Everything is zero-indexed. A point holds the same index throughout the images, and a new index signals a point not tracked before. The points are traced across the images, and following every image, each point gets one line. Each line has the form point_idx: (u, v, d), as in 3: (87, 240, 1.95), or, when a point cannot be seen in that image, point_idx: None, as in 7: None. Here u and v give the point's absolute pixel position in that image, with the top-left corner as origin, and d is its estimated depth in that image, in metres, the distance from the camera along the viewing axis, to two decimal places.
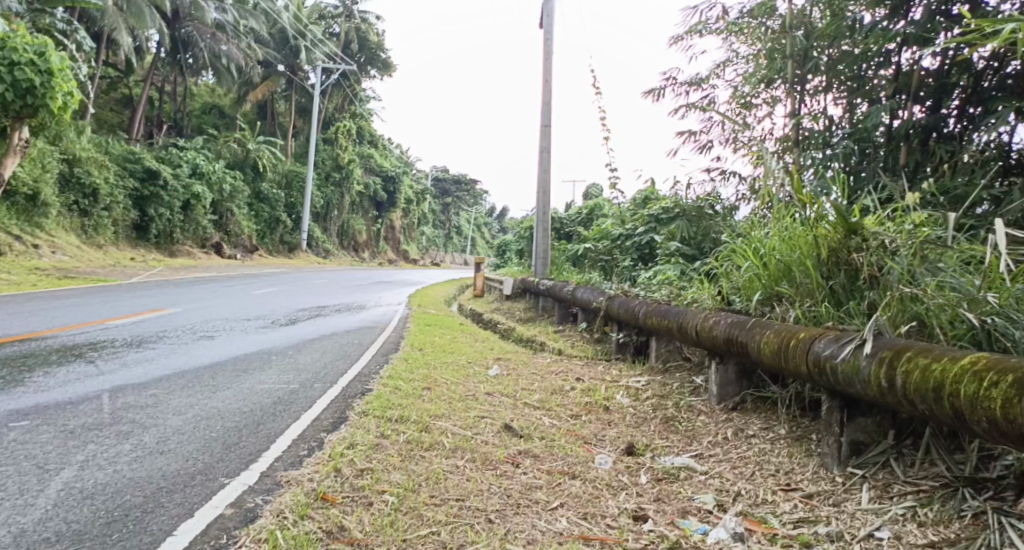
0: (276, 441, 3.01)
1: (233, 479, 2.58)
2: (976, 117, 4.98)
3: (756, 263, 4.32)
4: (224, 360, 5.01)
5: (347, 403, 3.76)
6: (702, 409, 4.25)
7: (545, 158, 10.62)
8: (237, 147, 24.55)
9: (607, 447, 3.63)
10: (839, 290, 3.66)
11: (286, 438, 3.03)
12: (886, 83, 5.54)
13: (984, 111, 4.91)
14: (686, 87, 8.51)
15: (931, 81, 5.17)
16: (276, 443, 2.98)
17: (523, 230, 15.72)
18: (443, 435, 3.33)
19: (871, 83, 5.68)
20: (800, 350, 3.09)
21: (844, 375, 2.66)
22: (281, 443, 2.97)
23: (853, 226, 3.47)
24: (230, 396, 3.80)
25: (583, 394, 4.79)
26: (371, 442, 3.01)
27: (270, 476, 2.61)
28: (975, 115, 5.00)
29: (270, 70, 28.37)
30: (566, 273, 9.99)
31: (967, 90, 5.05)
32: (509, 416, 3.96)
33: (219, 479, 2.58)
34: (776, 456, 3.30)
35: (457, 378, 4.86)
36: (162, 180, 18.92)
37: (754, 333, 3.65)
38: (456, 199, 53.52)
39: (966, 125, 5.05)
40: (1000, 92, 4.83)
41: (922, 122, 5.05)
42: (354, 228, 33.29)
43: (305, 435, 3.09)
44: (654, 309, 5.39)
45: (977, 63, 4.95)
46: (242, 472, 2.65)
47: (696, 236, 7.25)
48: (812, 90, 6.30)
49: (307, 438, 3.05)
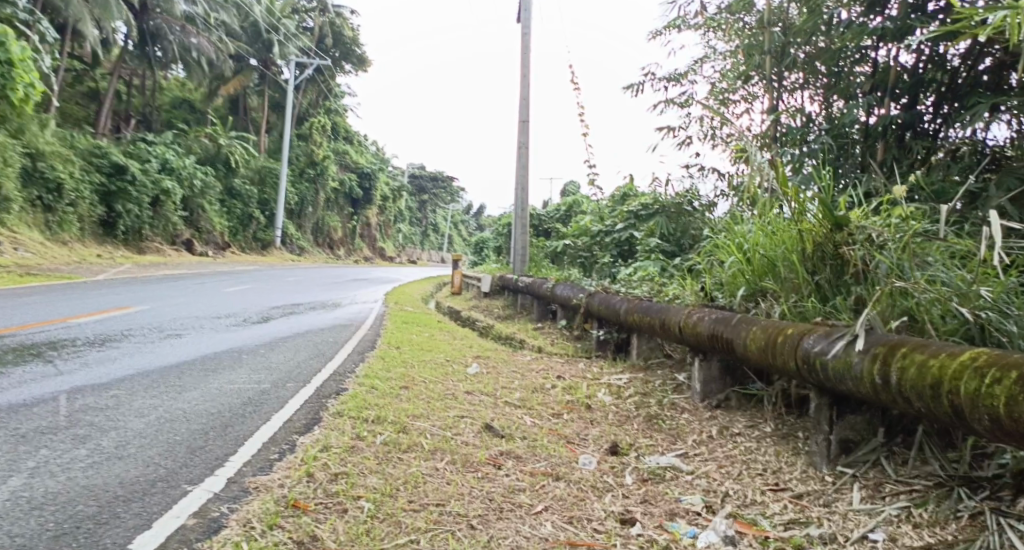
0: (245, 445, 2.86)
1: (196, 487, 2.43)
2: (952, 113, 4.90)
3: (740, 258, 4.26)
4: (192, 359, 4.82)
5: (321, 404, 3.62)
6: (686, 406, 4.18)
7: (522, 154, 10.52)
8: (208, 142, 24.09)
9: (591, 447, 3.54)
10: (825, 285, 3.61)
11: (255, 442, 2.89)
12: (864, 79, 5.51)
13: (960, 107, 4.87)
14: (664, 83, 8.46)
15: (907, 77, 5.12)
16: (245, 446, 2.84)
17: (500, 227, 15.61)
18: (421, 436, 3.21)
19: (849, 80, 5.65)
20: (789, 346, 3.02)
21: (836, 372, 2.59)
22: (251, 446, 2.83)
23: (840, 221, 3.42)
24: (196, 397, 3.64)
25: (564, 392, 4.70)
26: (347, 444, 2.88)
27: (237, 482, 2.47)
28: (952, 111, 4.92)
29: (242, 63, 27.93)
30: (545, 270, 9.91)
31: (943, 87, 4.99)
32: (490, 416, 3.85)
33: (181, 487, 2.44)
34: (763, 455, 3.23)
35: (435, 376, 4.74)
36: (130, 175, 18.49)
37: (739, 330, 3.58)
38: (433, 197, 53.27)
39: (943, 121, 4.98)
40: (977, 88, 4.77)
41: (899, 119, 5.00)
42: (329, 225, 32.91)
43: (276, 438, 2.95)
44: (635, 306, 5.31)
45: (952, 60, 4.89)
46: (207, 478, 2.50)
47: (675, 232, 7.21)
48: (791, 86, 6.28)
49: (278, 441, 2.91)
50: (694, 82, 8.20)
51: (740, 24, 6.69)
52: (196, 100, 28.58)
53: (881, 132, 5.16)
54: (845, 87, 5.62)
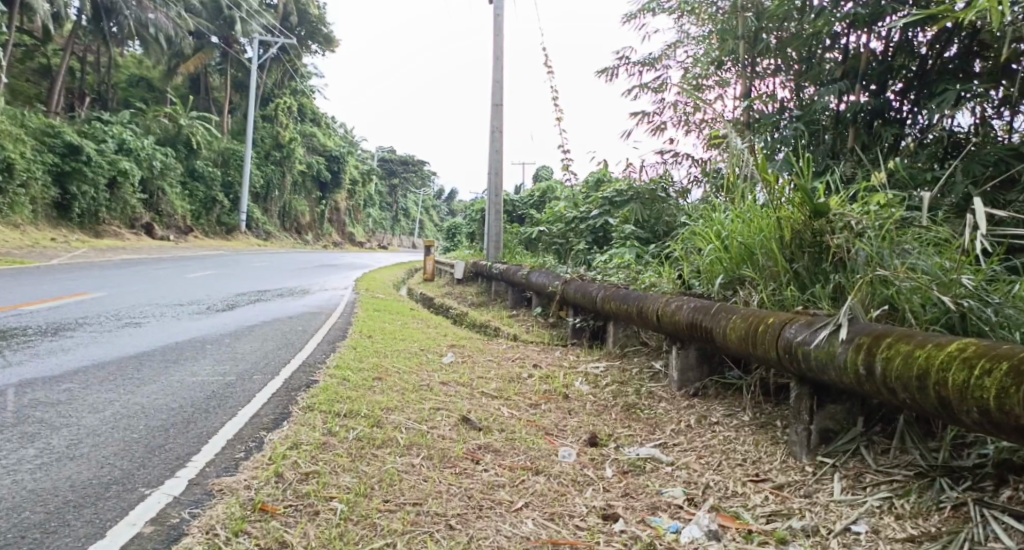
0: (208, 442, 2.74)
1: (155, 490, 2.31)
2: (920, 99, 4.94)
3: (719, 246, 4.23)
4: (153, 350, 4.65)
5: (291, 397, 3.51)
6: (663, 395, 4.15)
7: (494, 138, 10.39)
8: (168, 122, 23.46)
9: (569, 438, 3.49)
10: (804, 273, 3.58)
11: (220, 439, 2.77)
12: (836, 66, 5.51)
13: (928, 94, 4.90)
14: (638, 67, 8.39)
15: (877, 64, 5.12)
16: (209, 444, 2.72)
17: (473, 213, 15.45)
18: (396, 431, 3.13)
19: (822, 66, 5.62)
20: (770, 335, 2.97)
21: (819, 362, 2.55)
22: (215, 444, 2.71)
23: (820, 209, 3.38)
24: (157, 391, 3.49)
25: (541, 381, 4.65)
26: (319, 441, 2.78)
27: (200, 485, 2.35)
28: (920, 97, 4.96)
29: (203, 42, 27.21)
30: (519, 257, 9.83)
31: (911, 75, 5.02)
32: (467, 408, 3.77)
33: (139, 490, 2.32)
34: (742, 445, 3.19)
35: (410, 367, 4.64)
36: (85, 156, 17.94)
37: (719, 319, 3.54)
38: (404, 182, 52.71)
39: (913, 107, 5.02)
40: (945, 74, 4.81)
41: (870, 105, 5.00)
42: (297, 210, 32.40)
43: (243, 435, 2.84)
44: (612, 294, 5.26)
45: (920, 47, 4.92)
46: (167, 480, 2.39)
47: (650, 219, 7.20)
48: (765, 72, 6.25)
49: (245, 438, 2.80)
50: (669, 67, 8.14)
51: (713, 9, 6.63)
52: (156, 79, 27.80)
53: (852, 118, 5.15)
54: (818, 73, 5.59)
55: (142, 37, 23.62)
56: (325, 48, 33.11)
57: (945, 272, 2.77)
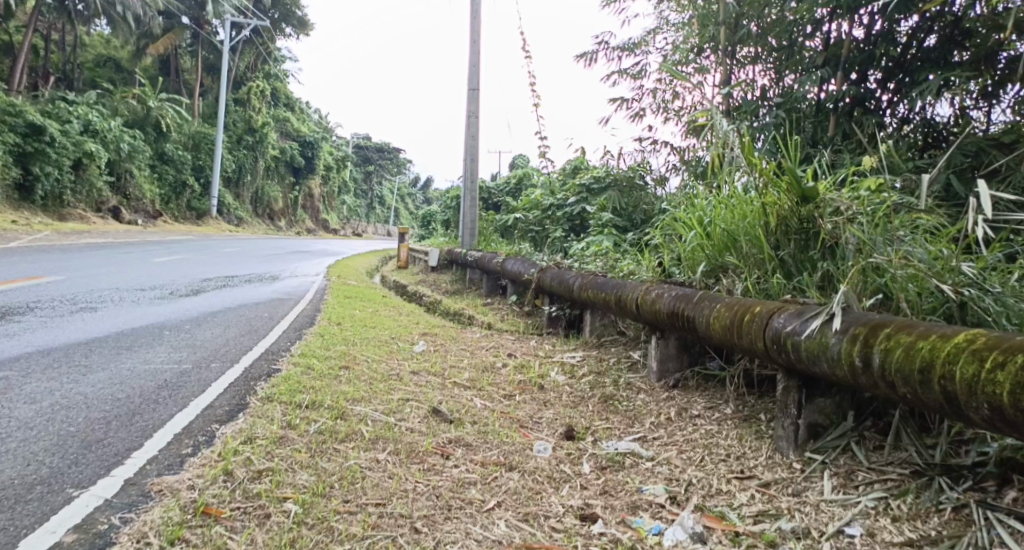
0: (152, 436, 2.53)
1: (84, 491, 2.10)
2: (903, 87, 4.84)
3: (701, 233, 4.08)
4: (104, 336, 4.39)
5: (249, 387, 3.29)
6: (642, 386, 4.00)
7: (471, 124, 10.16)
8: (136, 104, 22.77)
9: (545, 431, 3.32)
10: (789, 261, 3.45)
11: (166, 433, 2.56)
12: (817, 53, 5.41)
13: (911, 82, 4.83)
14: (618, 53, 8.20)
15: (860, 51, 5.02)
16: (152, 439, 2.50)
17: (449, 200, 15.20)
18: (362, 423, 2.93)
19: (801, 55, 5.58)
20: (757, 324, 2.83)
21: (810, 353, 2.41)
22: (160, 439, 2.49)
23: (808, 194, 3.24)
24: (102, 379, 3.25)
25: (516, 370, 4.48)
26: (275, 434, 2.57)
27: (136, 485, 2.14)
28: (903, 84, 4.86)
29: (172, 21, 26.49)
30: (494, 245, 9.63)
31: (891, 63, 4.95)
32: (438, 399, 3.58)
33: (65, 491, 2.10)
34: (725, 439, 3.05)
35: (380, 355, 4.44)
36: (48, 137, 17.33)
37: (702, 308, 3.39)
38: (379, 169, 52.04)
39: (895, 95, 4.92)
40: (927, 62, 4.75)
41: (854, 93, 4.89)
42: (270, 195, 31.83)
43: (191, 428, 2.62)
44: (589, 282, 5.10)
45: (901, 35, 4.86)
46: (99, 480, 2.17)
47: (627, 207, 7.10)
48: (745, 60, 6.08)
49: (193, 432, 2.58)
50: (648, 53, 7.96)
51: None
52: (123, 59, 26.99)
53: (834, 105, 5.04)
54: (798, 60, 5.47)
55: (108, 14, 22.88)
56: (299, 31, 32.42)
57: (940, 261, 2.65)
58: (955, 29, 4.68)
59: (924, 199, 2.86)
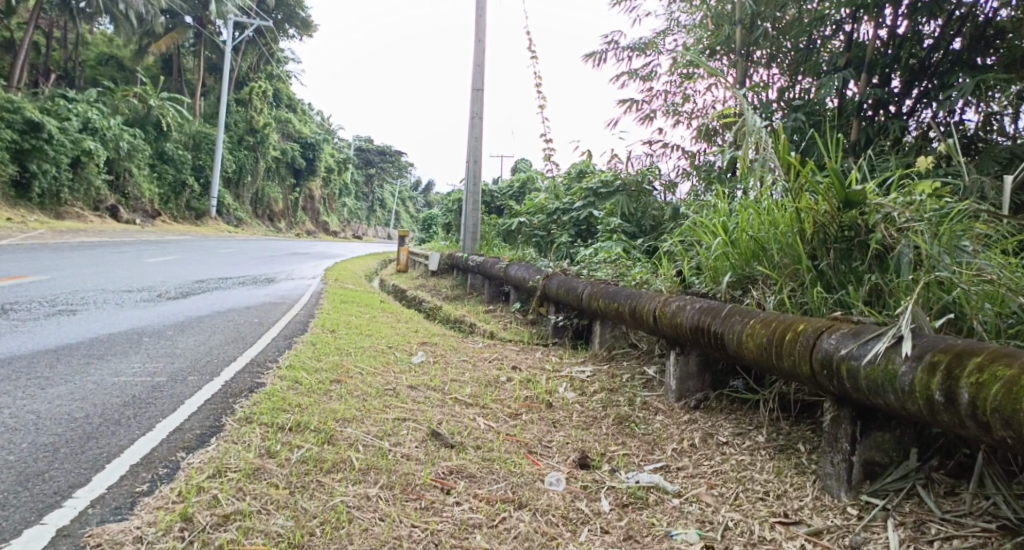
0: (104, 470, 2.21)
1: (5, 546, 1.79)
2: (932, 91, 4.70)
3: (726, 239, 3.76)
4: (77, 343, 4.04)
5: (228, 404, 2.96)
6: (660, 406, 3.66)
7: (474, 125, 9.83)
8: (138, 103, 22.44)
9: (555, 458, 2.98)
10: (829, 273, 3.11)
11: (121, 465, 2.23)
12: (839, 55, 5.24)
13: (940, 85, 4.72)
14: (628, 54, 7.89)
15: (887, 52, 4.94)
16: (103, 473, 2.17)
17: (450, 203, 14.83)
18: (352, 449, 2.60)
19: (819, 56, 5.45)
20: (801, 344, 2.49)
21: (872, 383, 2.08)
22: (114, 473, 2.17)
23: (852, 198, 2.93)
24: (62, 395, 2.92)
25: (522, 385, 4.13)
26: (249, 464, 2.24)
27: (70, 537, 1.83)
28: (931, 88, 4.73)
29: (175, 20, 26.23)
30: (496, 249, 9.28)
31: (916, 67, 4.87)
32: (437, 418, 3.24)
33: None
34: (761, 473, 2.71)
35: (374, 367, 4.09)
36: (47, 134, 16.95)
37: (731, 324, 3.05)
38: (380, 171, 51.71)
39: (921, 99, 4.79)
40: (957, 64, 4.66)
41: (880, 94, 4.73)
42: (269, 196, 31.51)
43: (152, 458, 2.30)
44: (600, 291, 4.75)
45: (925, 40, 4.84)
46: (27, 529, 1.86)
47: (636, 212, 6.80)
48: (759, 62, 5.87)
49: (154, 463, 2.26)
50: (659, 53, 7.64)
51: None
52: (125, 58, 26.66)
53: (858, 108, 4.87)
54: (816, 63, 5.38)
55: (111, 11, 22.57)
56: (303, 32, 32.11)
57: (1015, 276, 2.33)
58: (982, 31, 4.66)
59: (1006, 198, 2.67)
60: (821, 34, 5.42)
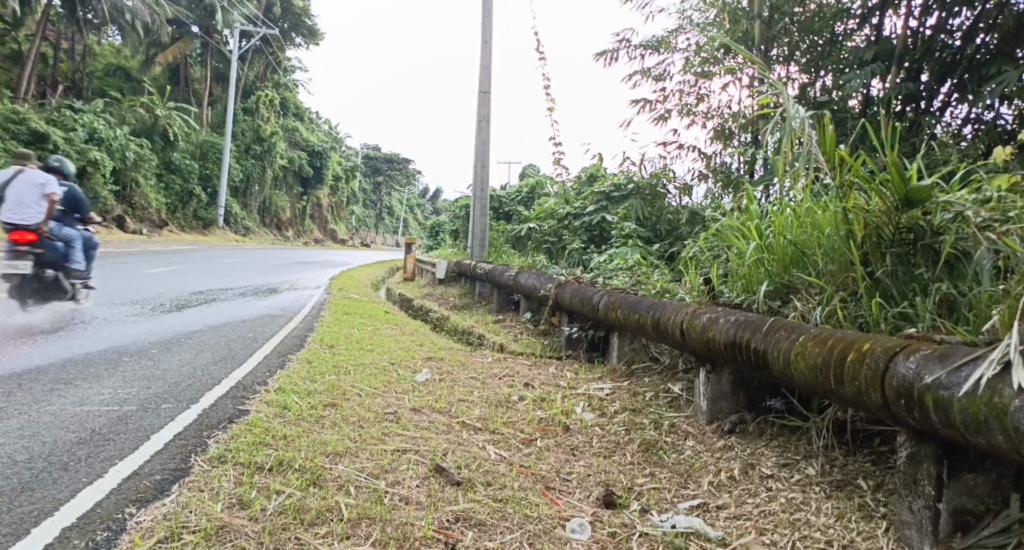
0: (29, 534, 1.89)
1: None
2: (967, 82, 4.37)
3: (761, 243, 3.36)
4: (47, 365, 3.70)
5: (201, 440, 2.61)
6: (688, 430, 3.28)
7: (482, 128, 9.50)
8: (145, 113, 22.25)
9: (576, 495, 2.59)
10: (886, 281, 2.74)
11: (50, 528, 1.92)
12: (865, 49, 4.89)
13: (980, 78, 4.34)
14: (641, 52, 7.56)
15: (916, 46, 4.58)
16: (23, 542, 1.85)
17: (458, 211, 14.48)
18: (341, 492, 2.24)
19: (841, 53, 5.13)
20: (868, 368, 2.11)
21: (972, 419, 1.75)
22: (36, 543, 1.84)
23: (914, 195, 2.59)
24: (8, 433, 2.57)
25: (535, 405, 3.75)
26: (212, 523, 1.94)
27: None
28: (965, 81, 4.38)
29: (182, 30, 26.05)
30: (505, 256, 8.88)
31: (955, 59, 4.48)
32: (443, 448, 2.86)
33: None
34: (820, 516, 2.34)
35: (374, 388, 3.72)
36: (52, 145, 16.70)
37: (776, 341, 2.65)
38: (388, 179, 51.50)
39: (955, 93, 4.46)
40: (995, 56, 4.28)
41: (910, 89, 4.41)
42: (277, 205, 31.29)
43: (92, 517, 1.98)
44: (617, 300, 4.36)
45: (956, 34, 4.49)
46: None
47: (651, 216, 6.45)
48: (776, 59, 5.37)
49: (92, 526, 1.94)
50: (672, 52, 7.27)
51: None
52: (132, 68, 26.50)
53: (888, 105, 4.51)
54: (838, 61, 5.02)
55: (118, 23, 22.42)
56: (308, 40, 31.79)
57: None
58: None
59: None
60: (843, 27, 5.12)
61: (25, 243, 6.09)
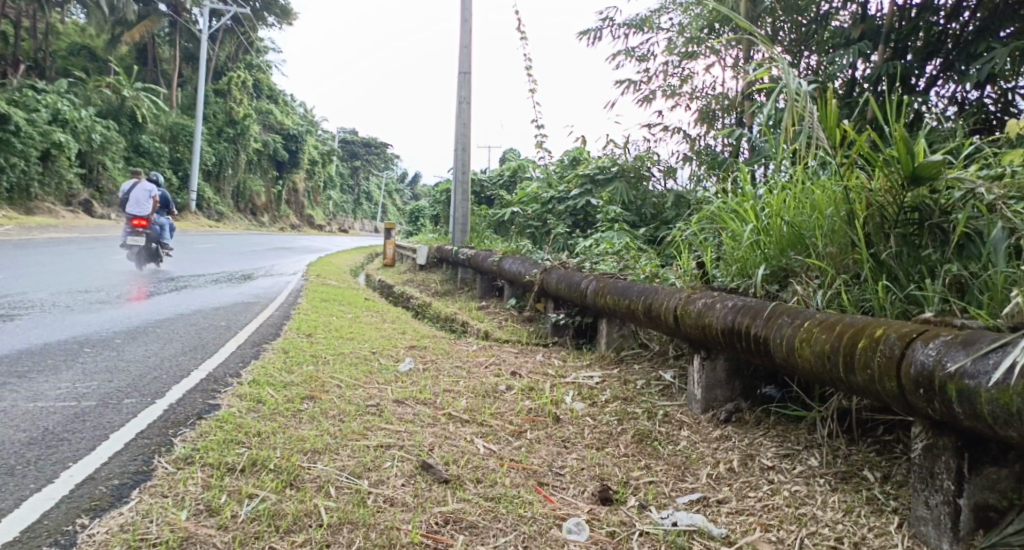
0: None
1: None
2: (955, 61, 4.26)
3: (758, 226, 3.22)
4: (1, 357, 3.48)
5: (164, 439, 2.42)
6: (683, 420, 3.16)
7: (461, 110, 9.27)
8: (111, 94, 21.64)
9: (570, 491, 2.46)
10: (891, 264, 2.62)
11: None
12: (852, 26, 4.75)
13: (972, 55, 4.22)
14: (625, 31, 7.38)
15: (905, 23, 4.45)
16: None
17: (438, 195, 14.25)
18: (320, 494, 2.08)
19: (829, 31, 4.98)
20: (883, 355, 1.98)
21: (1002, 411, 1.63)
22: None
23: (921, 172, 2.45)
24: None
25: (523, 395, 3.60)
26: (176, 534, 1.78)
27: None
28: (956, 59, 4.26)
29: (149, 9, 25.33)
30: (488, 241, 8.69)
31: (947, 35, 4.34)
32: (429, 443, 2.71)
33: None
34: (827, 510, 2.23)
35: (355, 379, 3.55)
36: (14, 125, 16.13)
37: (779, 327, 2.52)
38: (366, 164, 50.92)
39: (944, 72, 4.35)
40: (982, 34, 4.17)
41: (897, 67, 4.29)
42: (252, 190, 30.75)
43: (37, 530, 1.81)
44: (606, 286, 4.21)
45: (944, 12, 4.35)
46: None
47: (636, 200, 6.30)
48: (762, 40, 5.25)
49: (37, 539, 1.76)
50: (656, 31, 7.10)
51: None
52: (99, 48, 25.75)
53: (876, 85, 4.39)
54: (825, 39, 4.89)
55: None
56: (281, 21, 31.03)
57: None
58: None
59: None
60: (828, 6, 4.92)
61: (142, 226, 9.10)
